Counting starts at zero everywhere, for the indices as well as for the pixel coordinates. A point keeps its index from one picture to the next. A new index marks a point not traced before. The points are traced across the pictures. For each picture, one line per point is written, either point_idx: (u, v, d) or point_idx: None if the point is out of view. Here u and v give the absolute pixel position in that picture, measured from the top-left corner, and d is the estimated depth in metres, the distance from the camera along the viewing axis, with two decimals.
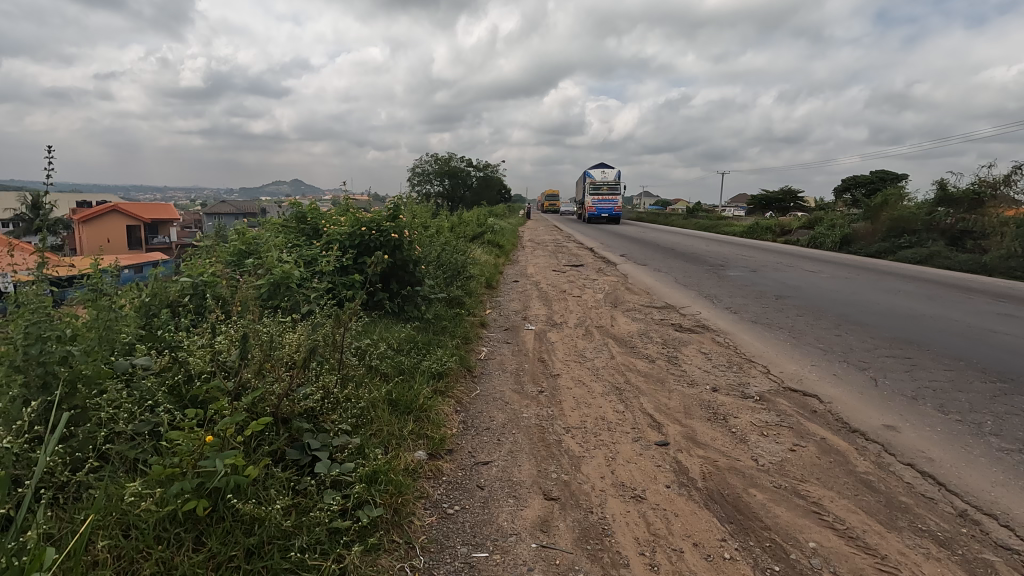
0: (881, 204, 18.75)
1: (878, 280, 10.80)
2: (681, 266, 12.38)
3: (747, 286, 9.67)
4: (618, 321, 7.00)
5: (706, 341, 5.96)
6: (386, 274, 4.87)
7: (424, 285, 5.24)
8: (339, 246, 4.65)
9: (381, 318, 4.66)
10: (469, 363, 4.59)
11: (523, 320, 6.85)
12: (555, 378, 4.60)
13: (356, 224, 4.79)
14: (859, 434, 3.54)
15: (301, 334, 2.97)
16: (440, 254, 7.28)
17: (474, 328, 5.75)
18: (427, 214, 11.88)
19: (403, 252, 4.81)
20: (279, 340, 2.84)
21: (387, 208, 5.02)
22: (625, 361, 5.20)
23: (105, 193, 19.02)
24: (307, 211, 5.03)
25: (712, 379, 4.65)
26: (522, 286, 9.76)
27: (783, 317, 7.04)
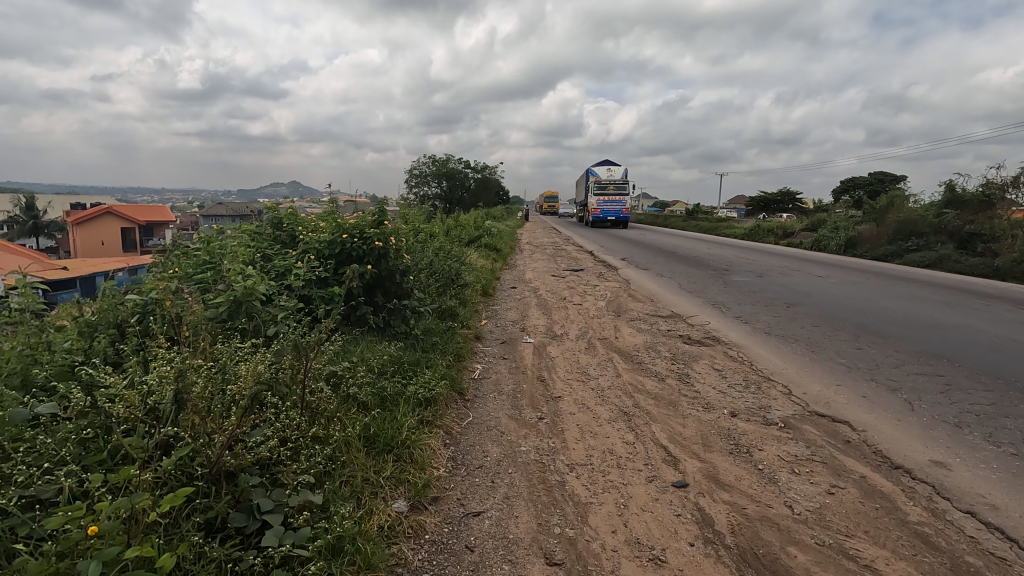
0: (887, 207, 18.35)
1: (891, 286, 10.39)
2: (685, 271, 11.97)
3: (756, 293, 9.24)
4: (622, 332, 6.56)
5: (719, 355, 5.53)
6: (370, 285, 4.43)
7: (412, 297, 4.79)
8: (318, 255, 4.21)
9: (364, 335, 4.22)
10: (461, 385, 4.15)
11: (521, 332, 6.41)
12: (556, 402, 4.16)
13: (337, 231, 4.35)
14: (904, 472, 3.10)
15: (259, 365, 2.53)
16: (433, 262, 6.84)
17: (467, 343, 5.31)
18: (421, 217, 11.46)
19: (388, 261, 4.36)
20: (231, 373, 2.40)
21: (372, 213, 4.57)
22: (632, 380, 4.75)
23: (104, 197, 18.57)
24: (284, 215, 4.57)
25: (729, 402, 4.22)
26: (520, 293, 9.32)
27: (798, 328, 6.60)
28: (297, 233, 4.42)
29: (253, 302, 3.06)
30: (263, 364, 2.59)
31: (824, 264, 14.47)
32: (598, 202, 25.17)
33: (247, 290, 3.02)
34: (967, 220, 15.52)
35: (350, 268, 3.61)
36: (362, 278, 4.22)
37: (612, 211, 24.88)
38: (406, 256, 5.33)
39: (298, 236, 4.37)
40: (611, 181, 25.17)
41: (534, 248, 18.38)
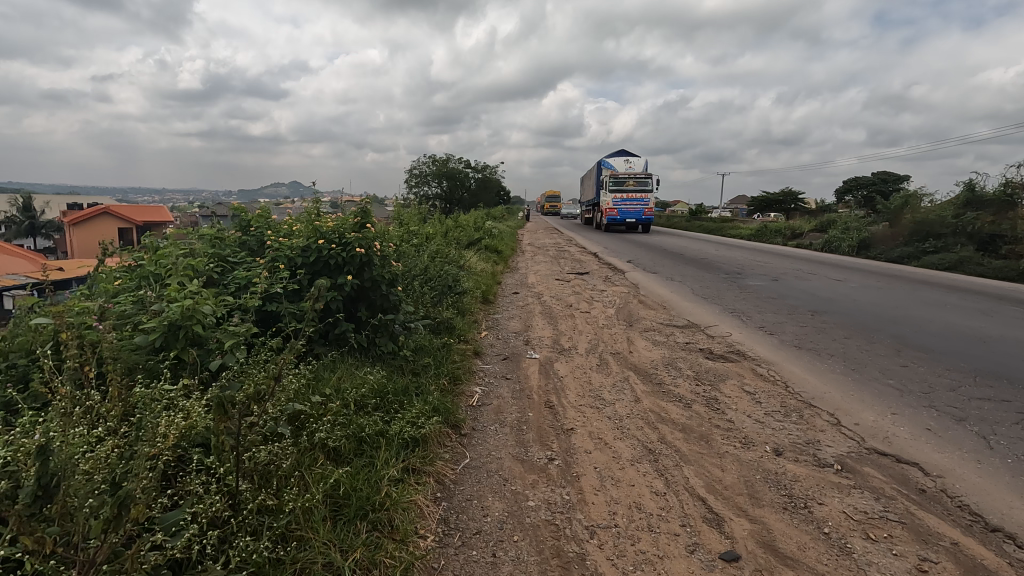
0: (901, 207, 17.76)
1: (916, 291, 9.79)
2: (696, 274, 11.36)
3: (775, 299, 8.62)
4: (638, 345, 5.95)
5: (748, 375, 4.93)
6: (351, 298, 3.82)
7: (402, 311, 4.18)
8: (289, 264, 3.59)
9: (343, 357, 3.62)
10: (457, 415, 3.54)
11: (525, 345, 5.79)
12: (568, 435, 3.55)
13: (313, 236, 3.73)
14: (1006, 539, 2.50)
15: (182, 422, 1.94)
16: (428, 268, 6.24)
17: (465, 360, 4.71)
18: (417, 219, 10.82)
19: (372, 271, 3.75)
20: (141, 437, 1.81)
21: (353, 214, 3.96)
22: (654, 406, 4.13)
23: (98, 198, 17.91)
24: (253, 217, 3.93)
25: (770, 435, 3.61)
26: (522, 300, 8.72)
27: (830, 341, 5.99)
28: (267, 236, 3.78)
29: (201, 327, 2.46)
30: (199, 415, 2.01)
31: (839, 266, 13.87)
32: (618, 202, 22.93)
33: (191, 314, 2.42)
34: (987, 221, 14.91)
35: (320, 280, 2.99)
36: (341, 290, 3.62)
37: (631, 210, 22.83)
38: (396, 262, 4.72)
39: (267, 240, 3.74)
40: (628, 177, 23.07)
41: (536, 250, 17.75)
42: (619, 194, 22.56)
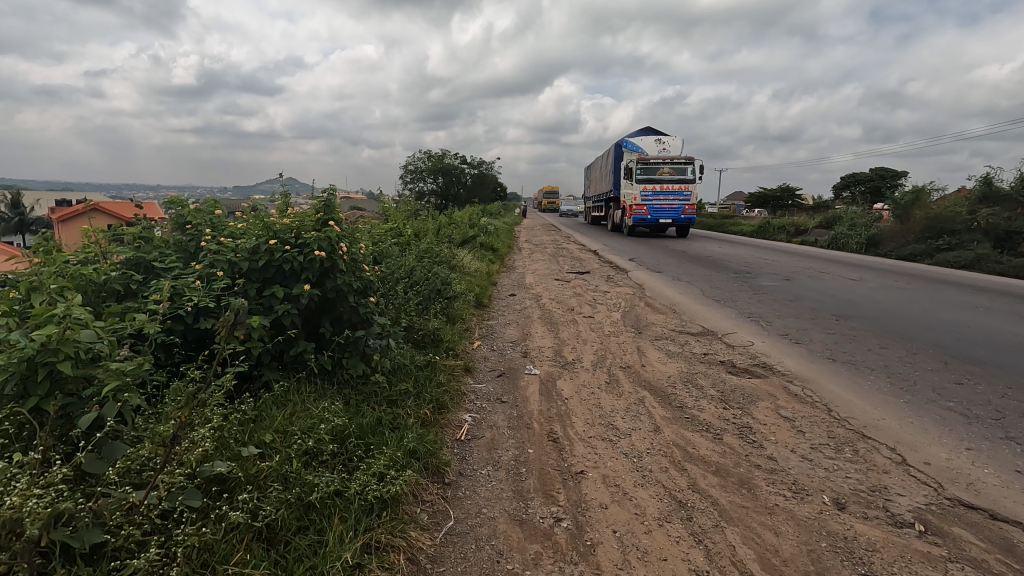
0: (912, 203, 17.16)
1: (942, 291, 9.14)
2: (703, 274, 10.73)
3: (793, 302, 7.98)
4: (649, 357, 5.28)
5: (779, 394, 4.29)
6: (311, 311, 3.13)
7: (377, 325, 3.49)
8: (230, 270, 2.88)
9: (299, 385, 2.96)
10: (440, 458, 2.87)
11: (524, 359, 5.10)
12: (577, 482, 2.88)
13: (263, 237, 3.02)
14: None
15: None
16: (413, 271, 5.54)
17: (453, 381, 4.03)
18: (406, 216, 10.07)
19: (335, 278, 3.06)
20: None
21: (314, 207, 3.24)
22: (678, 438, 3.47)
23: (81, 194, 17.29)
24: (189, 211, 3.18)
25: (823, 480, 2.96)
26: (520, 302, 8.03)
27: (865, 350, 5.34)
28: (205, 233, 3.05)
29: (73, 364, 1.77)
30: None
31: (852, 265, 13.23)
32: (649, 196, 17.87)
33: (57, 346, 1.71)
34: (1004, 217, 14.29)
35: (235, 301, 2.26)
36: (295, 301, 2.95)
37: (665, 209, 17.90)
38: (372, 265, 4.01)
39: (204, 239, 3.01)
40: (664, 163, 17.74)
41: (533, 247, 17.08)
42: (647, 189, 17.96)
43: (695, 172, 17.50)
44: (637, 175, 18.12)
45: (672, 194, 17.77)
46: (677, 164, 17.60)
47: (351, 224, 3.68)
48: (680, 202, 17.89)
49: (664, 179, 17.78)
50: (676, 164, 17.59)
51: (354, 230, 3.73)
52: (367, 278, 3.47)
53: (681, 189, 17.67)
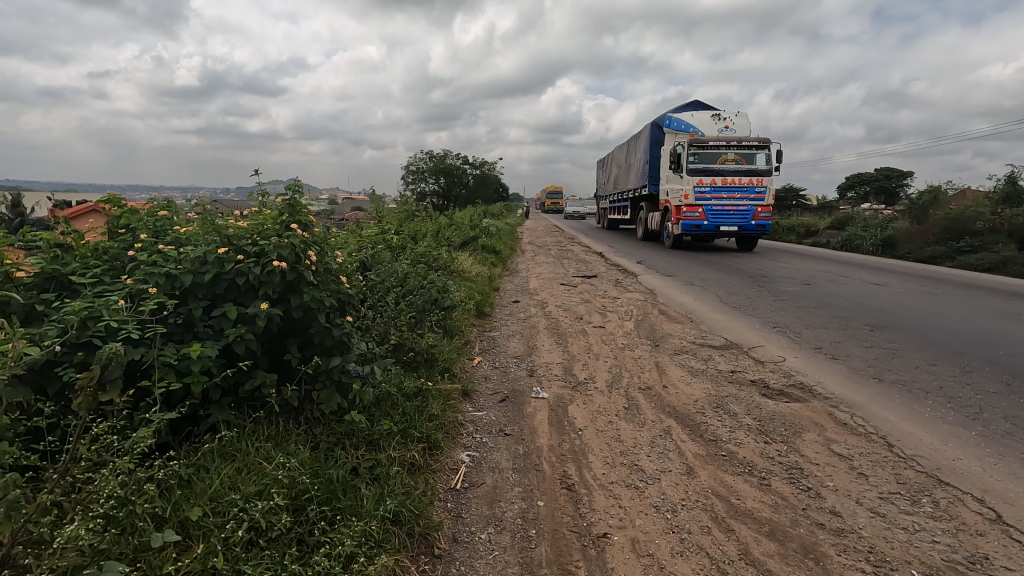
0: (930, 202, 16.51)
1: (977, 297, 8.54)
2: (718, 278, 10.14)
3: (819, 310, 7.40)
4: (671, 377, 4.70)
5: (825, 424, 3.72)
6: (273, 334, 2.58)
7: (357, 348, 2.92)
8: (168, 286, 2.33)
9: (257, 427, 2.41)
10: (430, 520, 2.31)
11: (530, 379, 4.51)
12: (600, 552, 2.30)
13: (212, 245, 2.47)
14: None
15: None
16: (406, 281, 4.97)
17: (448, 411, 3.45)
18: (403, 218, 9.50)
19: (301, 295, 2.51)
20: None
21: (276, 209, 2.66)
22: (716, 484, 2.90)
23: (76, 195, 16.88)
24: (127, 213, 2.62)
25: (904, 546, 2.39)
26: (524, 310, 7.44)
27: (914, 367, 4.76)
28: (140, 239, 2.49)
29: None
30: None
31: (872, 268, 12.62)
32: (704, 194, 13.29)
33: None
34: None
35: (107, 350, 1.79)
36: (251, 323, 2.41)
37: (727, 210, 13.34)
38: (354, 277, 3.43)
39: (138, 246, 2.46)
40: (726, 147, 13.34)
41: (537, 250, 16.54)
42: (704, 184, 13.22)
43: (767, 161, 13.21)
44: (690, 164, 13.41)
45: (735, 191, 13.16)
46: (743, 150, 13.28)
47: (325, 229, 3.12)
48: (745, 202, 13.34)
49: (728, 169, 13.25)
50: (740, 149, 13.31)
51: (328, 236, 3.17)
52: (345, 292, 2.91)
53: (746, 183, 13.08)
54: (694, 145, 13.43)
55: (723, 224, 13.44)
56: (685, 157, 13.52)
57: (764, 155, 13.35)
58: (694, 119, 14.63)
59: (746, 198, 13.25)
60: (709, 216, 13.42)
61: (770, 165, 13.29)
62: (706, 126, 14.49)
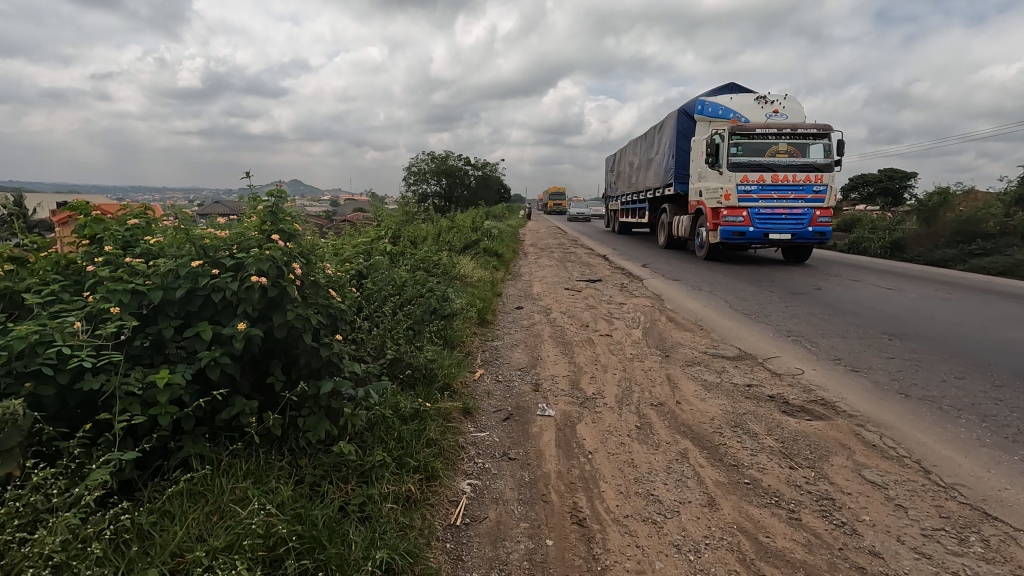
0: (939, 204, 16.20)
1: (996, 303, 8.26)
2: (726, 282, 9.89)
3: (834, 318, 7.14)
4: (684, 392, 4.44)
5: (852, 445, 3.47)
6: (254, 356, 2.34)
7: (347, 369, 2.66)
8: (134, 304, 2.08)
9: (235, 462, 2.17)
10: (426, 568, 2.06)
11: (535, 395, 4.25)
12: None
13: (185, 258, 2.23)
14: None
15: None
16: (405, 291, 4.72)
17: (448, 433, 3.19)
18: (404, 222, 9.26)
19: (283, 312, 2.26)
20: None
21: (257, 217, 2.42)
22: (740, 518, 2.65)
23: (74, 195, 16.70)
24: (94, 221, 2.38)
25: None
26: (528, 317, 7.18)
27: (942, 382, 4.50)
28: (105, 251, 2.25)
29: None
30: None
31: (883, 271, 12.33)
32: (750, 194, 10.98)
33: None
34: None
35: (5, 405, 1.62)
36: (227, 345, 2.17)
37: (778, 215, 10.98)
38: (346, 288, 3.19)
39: (102, 258, 2.21)
40: (775, 138, 11.01)
41: (539, 252, 16.31)
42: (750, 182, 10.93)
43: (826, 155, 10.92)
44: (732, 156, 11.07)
45: (787, 191, 10.88)
46: (798, 140, 10.98)
47: (314, 240, 2.89)
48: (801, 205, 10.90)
49: (779, 163, 10.94)
50: (793, 139, 11.02)
51: (316, 247, 2.92)
52: (338, 307, 2.67)
53: (800, 182, 10.83)
54: (736, 134, 11.14)
55: (771, 233, 11.01)
56: (724, 148, 11.20)
57: (822, 147, 10.99)
58: (733, 104, 12.13)
59: (800, 198, 10.89)
60: (756, 221, 11.01)
61: (829, 158, 10.95)
62: (748, 109, 11.97)
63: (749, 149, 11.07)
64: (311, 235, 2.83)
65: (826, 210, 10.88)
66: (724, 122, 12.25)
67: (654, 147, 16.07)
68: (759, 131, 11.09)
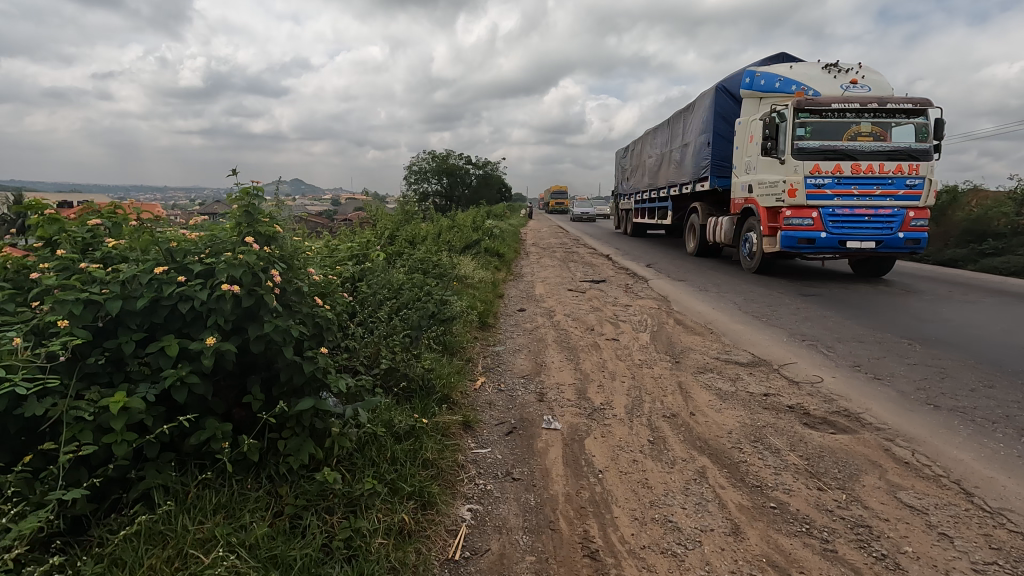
0: (949, 203, 15.91)
1: (1015, 305, 7.99)
2: (733, 282, 9.64)
3: (849, 320, 6.87)
4: (698, 402, 4.18)
5: (883, 463, 3.22)
6: (228, 372, 2.10)
7: (334, 385, 2.41)
8: (88, 315, 1.83)
9: (205, 493, 1.93)
10: None
11: (539, 406, 4.00)
12: None
13: (148, 263, 1.98)
14: None
15: None
16: (401, 295, 4.47)
17: (446, 451, 2.94)
18: (403, 222, 9.04)
19: (258, 325, 2.01)
20: None
21: (231, 218, 2.18)
22: (769, 549, 2.39)
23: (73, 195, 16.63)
24: (50, 220, 2.14)
25: None
26: (531, 320, 6.93)
27: (973, 391, 4.23)
28: (60, 255, 2.01)
29: None
30: None
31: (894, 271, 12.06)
32: (821, 190, 8.54)
33: None
34: None
35: None
36: (196, 361, 1.93)
37: (857, 215, 8.51)
38: (335, 294, 2.93)
39: (55, 264, 1.97)
40: (853, 117, 8.59)
41: (541, 252, 16.09)
42: (822, 173, 8.50)
43: (922, 137, 8.49)
44: (799, 142, 8.64)
45: (868, 188, 8.48)
46: (882, 119, 8.56)
47: (298, 241, 2.64)
48: (887, 202, 8.47)
49: (860, 149, 8.48)
50: (876, 118, 8.57)
51: (300, 250, 2.67)
52: (325, 315, 2.42)
53: (888, 173, 8.37)
54: (804, 111, 8.72)
55: (849, 240, 8.55)
56: (787, 130, 8.81)
57: (917, 126, 8.49)
58: (794, 73, 9.83)
59: (891, 194, 8.37)
60: (833, 223, 8.46)
61: (927, 141, 8.45)
62: (816, 82, 9.64)
63: (820, 132, 8.65)
64: (294, 235, 2.58)
65: (920, 210, 8.45)
66: (783, 97, 9.85)
67: (678, 136, 14.17)
68: (831, 109, 8.68)
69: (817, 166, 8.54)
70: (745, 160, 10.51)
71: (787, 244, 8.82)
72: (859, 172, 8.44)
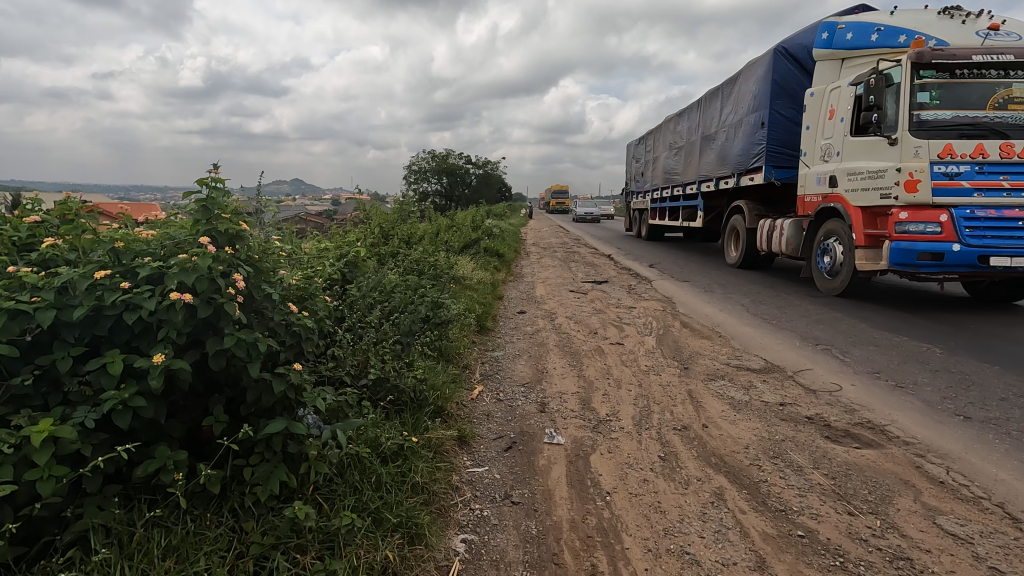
0: None
1: None
2: (739, 283, 9.36)
3: (862, 323, 6.59)
4: (710, 412, 3.91)
5: (916, 483, 2.95)
6: (185, 392, 1.84)
7: (308, 405, 2.15)
8: (15, 329, 1.58)
9: (155, 533, 1.68)
10: None
11: (541, 417, 3.73)
12: None
13: (89, 268, 1.73)
14: None
15: None
16: (395, 298, 4.21)
17: (438, 472, 2.67)
18: (400, 221, 8.79)
19: (217, 339, 1.76)
20: None
21: (189, 216, 1.92)
22: None
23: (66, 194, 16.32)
24: None
25: None
26: (532, 323, 6.67)
27: (1006, 401, 3.95)
28: None
29: None
30: None
31: None
32: (957, 184, 6.15)
33: None
34: None
35: None
36: (143, 383, 1.68)
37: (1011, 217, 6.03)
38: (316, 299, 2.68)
39: None
40: (997, 81, 6.34)
41: (542, 251, 15.85)
42: (959, 159, 6.14)
43: None
44: (919, 112, 6.40)
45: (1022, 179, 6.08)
46: None
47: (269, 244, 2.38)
48: None
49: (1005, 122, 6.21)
50: None
51: (273, 253, 2.41)
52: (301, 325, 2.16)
53: None
54: (926, 70, 6.45)
55: (994, 255, 6.07)
56: (893, 102, 6.69)
57: None
58: (901, 19, 7.14)
59: None
60: (968, 231, 6.08)
61: None
62: (937, 28, 6.91)
63: (949, 99, 6.38)
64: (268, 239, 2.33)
65: None
66: (885, 51, 7.16)
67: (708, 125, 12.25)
68: (968, 67, 6.36)
69: (948, 147, 6.20)
70: (814, 145, 8.38)
71: (899, 259, 6.39)
72: (1008, 161, 6.10)
